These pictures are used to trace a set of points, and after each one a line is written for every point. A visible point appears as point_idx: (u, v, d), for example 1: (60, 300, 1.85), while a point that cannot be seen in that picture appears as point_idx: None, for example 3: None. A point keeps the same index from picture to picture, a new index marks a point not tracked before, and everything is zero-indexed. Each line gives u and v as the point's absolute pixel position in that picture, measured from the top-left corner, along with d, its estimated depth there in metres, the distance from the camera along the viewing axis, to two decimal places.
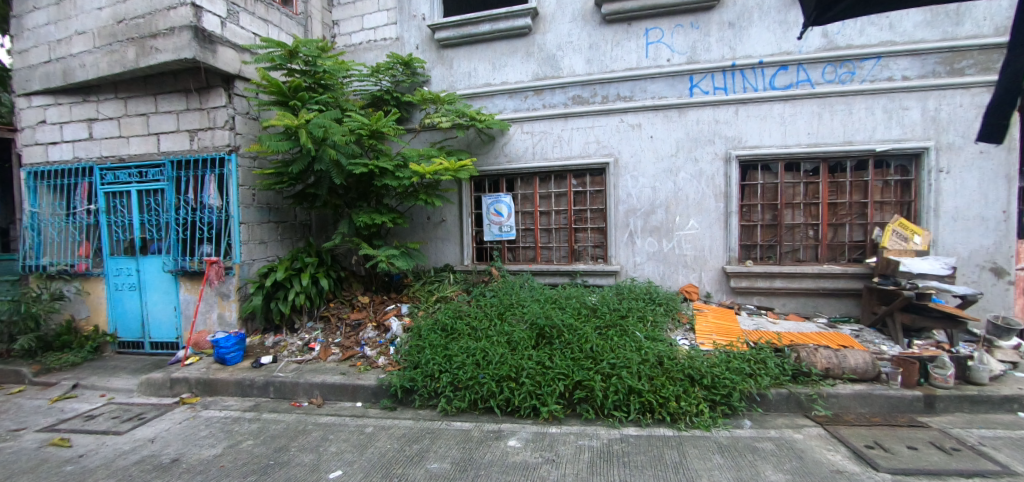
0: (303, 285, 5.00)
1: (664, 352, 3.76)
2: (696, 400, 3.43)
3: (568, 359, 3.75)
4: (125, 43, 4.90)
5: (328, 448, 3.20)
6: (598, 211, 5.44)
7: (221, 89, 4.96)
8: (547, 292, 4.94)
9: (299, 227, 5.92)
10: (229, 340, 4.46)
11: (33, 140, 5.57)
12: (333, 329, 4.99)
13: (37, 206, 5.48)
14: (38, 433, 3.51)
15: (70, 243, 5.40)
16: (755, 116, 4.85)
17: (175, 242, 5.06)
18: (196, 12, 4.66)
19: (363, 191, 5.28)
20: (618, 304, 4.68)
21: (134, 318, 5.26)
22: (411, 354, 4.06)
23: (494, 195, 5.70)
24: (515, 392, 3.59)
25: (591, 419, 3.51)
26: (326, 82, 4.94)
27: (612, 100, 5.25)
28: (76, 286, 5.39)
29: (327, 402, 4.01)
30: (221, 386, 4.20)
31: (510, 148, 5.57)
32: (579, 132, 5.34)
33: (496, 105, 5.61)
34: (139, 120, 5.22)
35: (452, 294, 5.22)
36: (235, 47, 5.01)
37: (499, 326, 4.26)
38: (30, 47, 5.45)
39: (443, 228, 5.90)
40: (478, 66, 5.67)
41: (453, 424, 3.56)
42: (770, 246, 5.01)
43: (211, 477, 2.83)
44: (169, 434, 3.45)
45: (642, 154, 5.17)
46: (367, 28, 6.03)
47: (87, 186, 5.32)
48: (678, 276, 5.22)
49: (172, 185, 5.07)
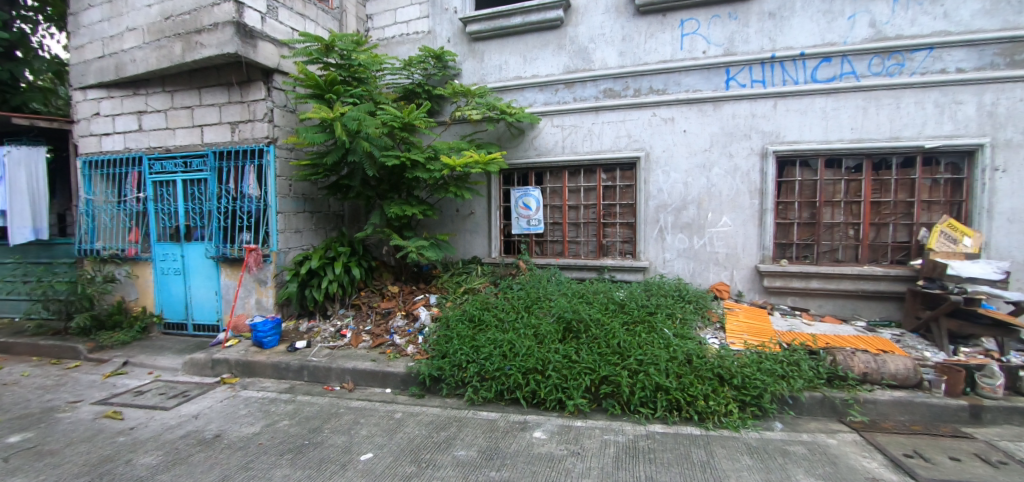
0: (336, 274, 5.15)
1: (693, 350, 3.70)
2: (724, 400, 3.37)
3: (595, 354, 3.74)
4: (172, 39, 5.12)
5: (359, 431, 3.30)
6: (628, 207, 5.38)
7: (261, 83, 5.12)
8: (574, 286, 4.92)
9: (332, 217, 6.08)
10: (266, 324, 4.65)
11: (88, 132, 5.89)
12: (364, 317, 5.13)
13: (92, 193, 5.81)
14: (93, 406, 3.74)
15: (121, 229, 5.70)
16: (795, 110, 4.68)
17: (217, 230, 5.28)
18: (238, 8, 4.82)
19: (394, 183, 5.36)
20: (646, 300, 4.63)
21: (178, 302, 5.52)
22: (439, 343, 4.12)
23: (523, 188, 5.70)
24: (541, 384, 3.61)
25: (617, 415, 3.50)
26: (360, 75, 5.03)
27: (644, 94, 5.17)
28: (126, 269, 5.69)
29: (358, 387, 4.13)
30: (258, 368, 4.38)
31: (540, 141, 5.56)
32: (610, 126, 5.28)
33: (527, 98, 5.61)
34: (185, 112, 5.44)
35: (480, 286, 5.27)
36: (274, 42, 5.16)
37: (526, 319, 4.28)
38: (85, 43, 5.75)
39: (472, 220, 5.95)
40: (510, 59, 5.67)
41: (479, 413, 3.61)
42: (807, 245, 4.84)
43: (251, 454, 2.96)
44: (211, 411, 3.62)
45: (674, 149, 5.08)
46: (400, 22, 6.11)
47: (137, 175, 5.61)
48: (708, 274, 5.12)
49: (214, 175, 5.28)
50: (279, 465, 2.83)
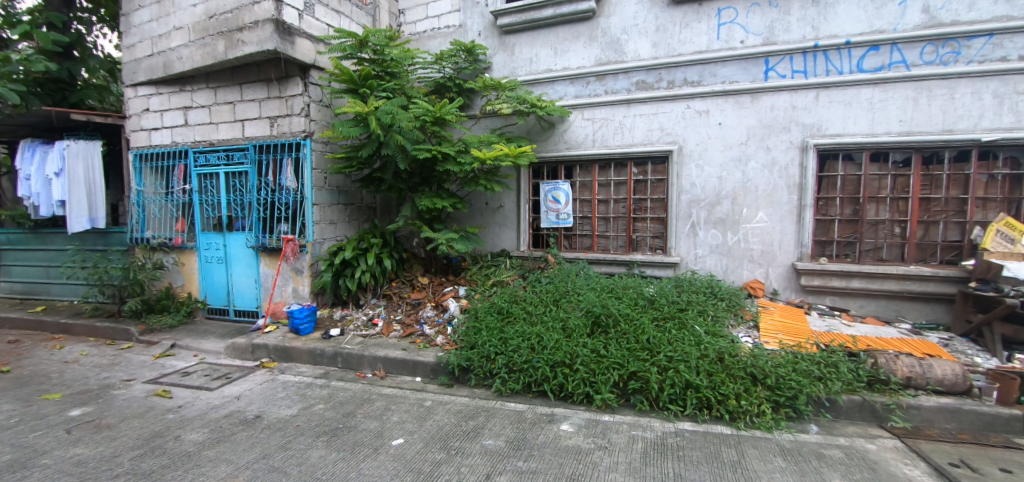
0: (369, 264, 5.29)
1: (725, 349, 3.62)
2: (757, 400, 3.29)
3: (624, 349, 3.71)
4: (216, 37, 5.32)
5: (390, 417, 3.39)
6: (659, 201, 5.29)
7: (298, 78, 5.27)
8: (603, 281, 4.89)
9: (365, 209, 6.22)
10: (302, 311, 4.82)
11: (138, 127, 6.20)
12: (395, 307, 5.25)
13: (142, 185, 6.13)
14: (145, 384, 3.97)
15: (168, 219, 6.00)
16: (839, 101, 4.49)
17: (256, 221, 5.49)
18: (277, 5, 4.97)
19: (425, 176, 5.44)
20: (677, 296, 4.55)
21: (221, 289, 5.77)
22: (468, 334, 4.18)
23: (553, 182, 5.69)
24: (569, 377, 3.61)
25: (645, 411, 3.47)
26: (393, 70, 5.11)
27: (678, 86, 5.06)
28: (173, 257, 5.99)
29: (389, 375, 4.23)
30: (295, 354, 4.55)
31: (570, 135, 5.52)
32: (642, 119, 5.19)
33: (557, 91, 5.58)
34: (227, 108, 5.66)
35: (509, 279, 5.30)
36: (311, 38, 5.30)
37: (555, 312, 4.28)
38: (136, 42, 6.05)
39: (501, 213, 5.98)
40: (541, 51, 5.64)
41: (507, 404, 3.65)
42: (848, 243, 4.65)
43: (289, 435, 3.09)
44: (251, 393, 3.79)
45: (709, 142, 4.95)
46: (432, 16, 6.17)
47: (183, 168, 5.88)
48: (742, 271, 4.99)
49: (254, 168, 5.48)
50: (315, 447, 2.94)
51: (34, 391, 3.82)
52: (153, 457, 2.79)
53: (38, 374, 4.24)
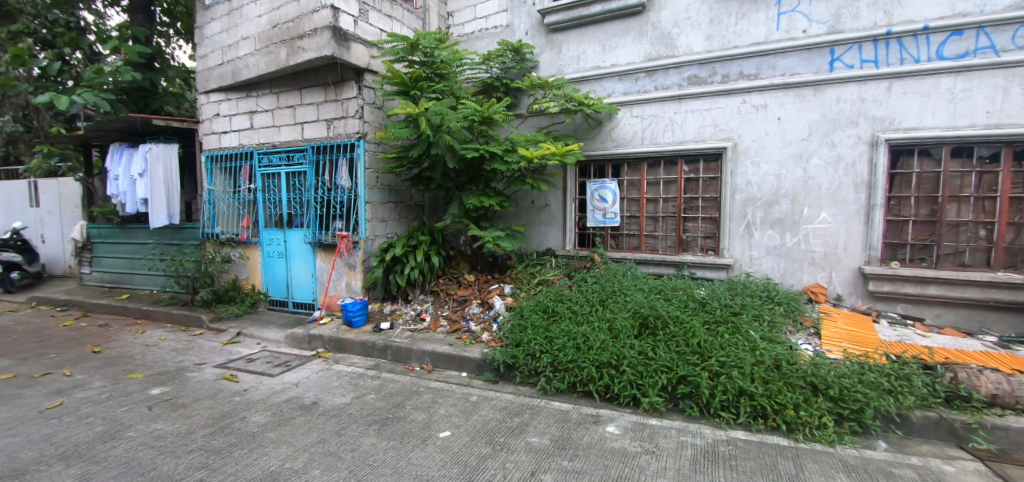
0: (417, 261, 5.44)
1: (782, 356, 3.43)
2: (817, 412, 3.09)
3: (673, 352, 3.60)
4: (278, 45, 5.65)
5: (437, 410, 3.47)
6: (711, 200, 5.10)
7: (353, 82, 5.49)
8: (651, 282, 4.78)
9: (414, 207, 6.40)
10: (355, 305, 5.03)
11: (210, 130, 6.68)
12: (442, 303, 5.38)
13: (213, 184, 6.60)
14: (214, 368, 4.28)
15: (235, 216, 6.43)
16: (915, 92, 4.15)
17: (314, 218, 5.77)
18: (334, 13, 5.22)
19: (473, 175, 5.52)
20: (730, 299, 4.37)
21: (281, 282, 6.11)
22: (513, 332, 4.20)
23: (599, 180, 5.62)
24: (616, 379, 3.54)
25: (695, 417, 3.35)
26: (442, 71, 5.23)
27: (733, 80, 4.85)
28: (239, 251, 6.40)
29: (436, 369, 4.33)
30: (348, 345, 4.75)
31: (618, 133, 5.43)
32: (694, 115, 5.03)
33: (605, 88, 5.51)
34: (288, 111, 5.98)
35: (554, 278, 5.29)
36: (365, 43, 5.52)
37: (601, 312, 4.22)
38: (208, 52, 6.53)
39: (547, 212, 5.97)
40: (589, 48, 5.59)
41: (552, 403, 3.63)
42: (924, 246, 4.28)
43: (343, 422, 3.23)
44: (308, 381, 3.99)
45: (766, 138, 4.72)
46: (479, 17, 6.26)
47: (248, 169, 6.28)
48: (801, 274, 4.72)
49: (312, 168, 5.77)
50: (367, 434, 3.05)
51: (121, 371, 4.21)
52: (222, 435, 3.00)
53: (124, 355, 4.67)
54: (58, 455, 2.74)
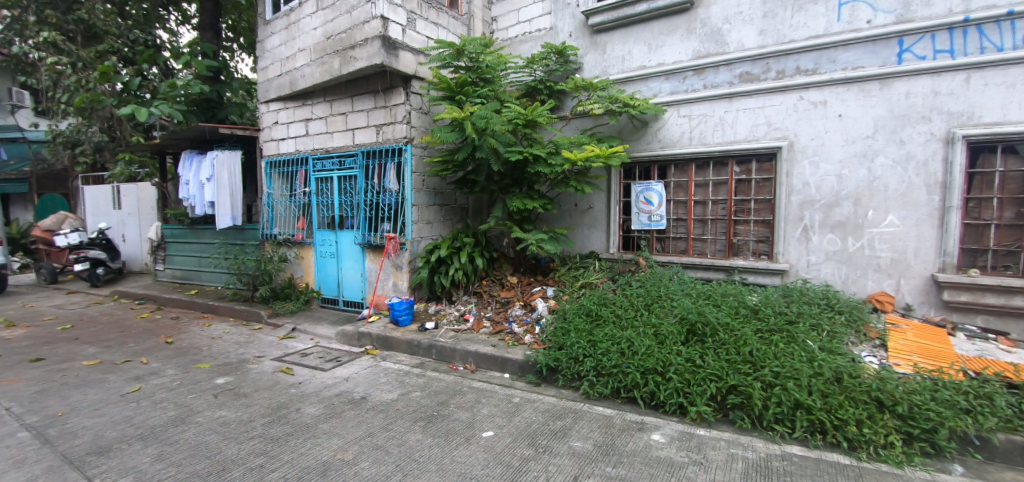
0: (462, 262, 5.55)
1: (843, 368, 3.22)
2: (883, 429, 2.86)
3: (723, 360, 3.46)
4: (332, 55, 5.93)
5: (480, 410, 3.51)
6: (765, 203, 4.88)
7: (401, 88, 5.66)
8: (700, 287, 4.62)
9: (459, 209, 6.52)
10: (402, 304, 5.17)
11: (269, 137, 7.08)
12: (485, 304, 5.46)
13: (272, 188, 6.99)
14: (272, 361, 4.52)
15: (292, 218, 6.78)
16: (998, 83, 3.80)
17: (364, 220, 6.00)
18: (384, 23, 5.42)
19: (516, 178, 5.56)
20: (785, 307, 4.15)
21: (333, 281, 6.38)
22: (557, 335, 4.18)
23: (645, 182, 5.53)
24: (661, 386, 3.45)
25: (747, 429, 3.19)
26: (487, 76, 5.30)
27: (789, 75, 4.63)
28: (295, 251, 6.74)
29: (479, 369, 4.38)
30: (395, 343, 4.89)
31: (665, 133, 5.30)
32: (746, 114, 4.83)
33: (651, 88, 5.40)
34: (340, 118, 6.25)
35: (597, 282, 5.23)
36: (412, 51, 5.69)
37: (646, 317, 4.12)
38: (269, 64, 6.95)
39: (591, 214, 5.92)
40: (634, 48, 5.50)
41: (595, 407, 3.58)
42: (1009, 253, 3.91)
43: (390, 417, 3.32)
44: (358, 376, 4.15)
45: (826, 136, 4.47)
46: (523, 21, 6.31)
47: (304, 173, 6.62)
48: (865, 282, 4.42)
49: (362, 172, 6.00)
50: (413, 431, 3.13)
51: (190, 360, 4.53)
52: (280, 424, 3.16)
53: (193, 346, 5.03)
54: (137, 436, 2.99)
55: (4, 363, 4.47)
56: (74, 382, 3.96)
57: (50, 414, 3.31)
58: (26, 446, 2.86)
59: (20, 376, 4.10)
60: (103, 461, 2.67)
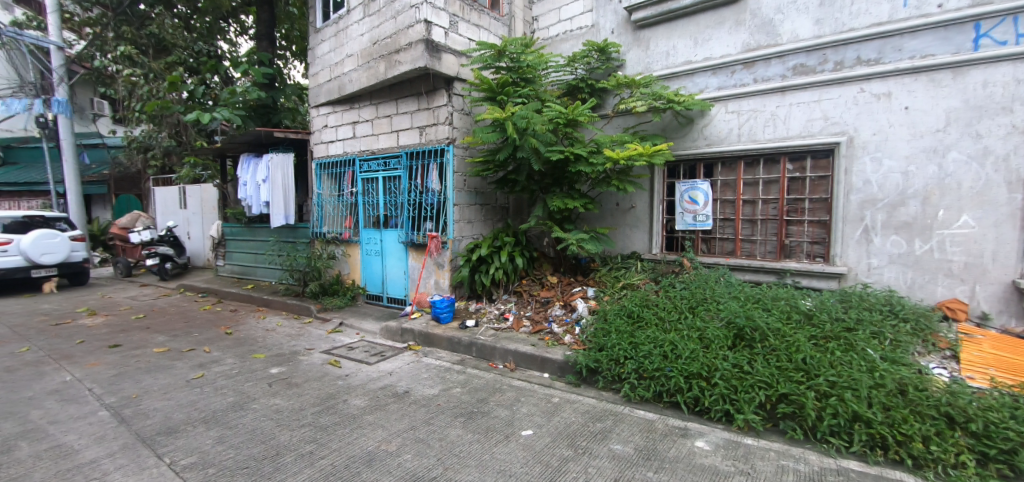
0: (502, 261, 5.59)
1: (908, 380, 3.00)
2: (954, 448, 2.63)
3: (773, 367, 3.30)
4: (378, 60, 6.13)
5: (520, 408, 3.52)
6: (820, 202, 4.63)
7: (444, 90, 5.77)
8: (748, 290, 4.43)
9: (499, 209, 6.57)
10: (443, 301, 5.27)
11: (319, 140, 7.40)
12: (525, 303, 5.49)
13: (321, 189, 7.31)
14: (321, 354, 4.73)
15: (340, 217, 7.06)
16: None
17: (407, 219, 6.16)
18: (427, 27, 5.55)
19: (557, 177, 5.55)
20: (842, 313, 3.91)
21: (378, 278, 6.59)
22: (597, 336, 4.13)
23: (690, 181, 5.37)
24: (706, 392, 3.33)
25: (799, 440, 3.02)
26: (528, 76, 5.32)
27: (849, 66, 4.36)
28: (342, 249, 7.02)
29: (519, 368, 4.39)
30: (436, 340, 4.99)
31: (711, 130, 5.13)
32: (801, 108, 4.59)
33: (697, 83, 5.23)
34: (385, 120, 6.44)
35: (640, 283, 5.13)
36: (455, 53, 5.79)
37: (691, 320, 3.99)
38: (319, 70, 7.28)
39: (633, 214, 5.82)
40: (679, 43, 5.35)
41: (636, 411, 3.51)
42: None
43: (432, 412, 3.40)
44: (401, 371, 4.26)
45: (890, 130, 4.18)
46: (564, 20, 6.28)
47: (351, 174, 6.88)
48: (934, 287, 4.10)
49: (406, 172, 6.17)
50: (454, 426, 3.19)
51: (247, 350, 4.81)
52: (328, 414, 3.30)
53: (249, 337, 5.33)
54: (200, 419, 3.20)
55: (87, 348, 4.91)
56: (146, 367, 4.29)
57: (126, 396, 3.61)
58: (105, 423, 3.14)
59: (100, 360, 4.49)
60: (171, 441, 2.89)
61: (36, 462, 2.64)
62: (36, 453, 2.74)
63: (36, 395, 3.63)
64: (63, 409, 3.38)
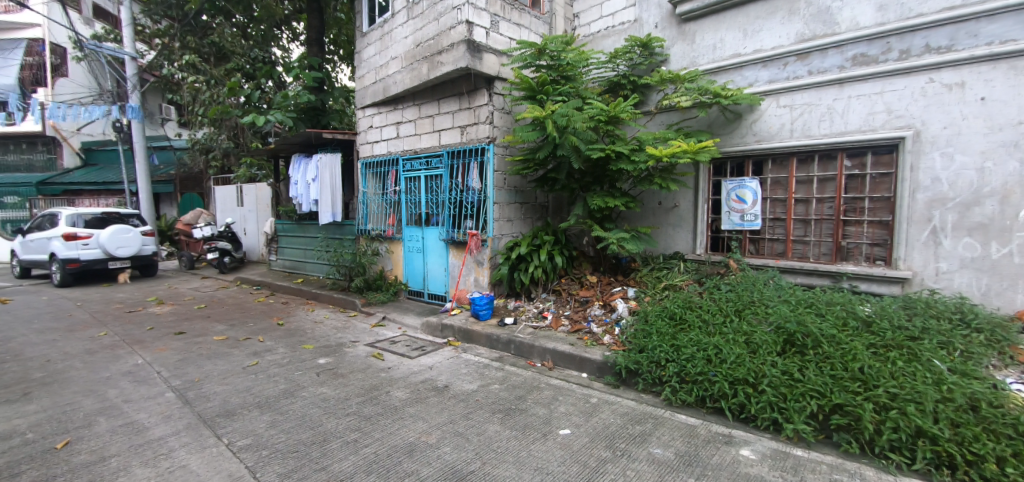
0: (542, 260, 5.60)
1: (981, 396, 2.76)
2: None
3: (826, 375, 3.12)
4: (421, 61, 6.28)
5: (558, 407, 3.51)
6: (882, 201, 4.35)
7: (485, 90, 5.83)
8: (800, 293, 4.22)
9: (539, 207, 6.57)
10: (482, 299, 5.33)
11: (365, 140, 7.65)
12: (564, 303, 5.47)
13: (367, 187, 7.56)
14: (365, 346, 4.90)
15: (383, 215, 7.28)
16: None
17: (448, 217, 6.28)
18: (469, 27, 5.62)
19: (598, 176, 5.50)
20: (906, 321, 3.65)
21: (419, 275, 6.74)
22: (637, 337, 4.05)
23: (737, 179, 5.18)
24: (753, 399, 3.20)
25: (854, 454, 2.85)
26: (569, 73, 5.29)
27: (916, 55, 4.06)
28: (386, 246, 7.24)
29: (557, 367, 4.38)
30: (475, 336, 5.06)
31: (761, 125, 4.91)
32: (861, 101, 4.31)
33: (746, 77, 5.02)
34: (427, 120, 6.57)
35: (682, 284, 5.00)
36: (496, 52, 5.84)
37: (737, 324, 3.84)
38: (366, 73, 7.53)
39: (676, 213, 5.67)
40: (727, 35, 5.16)
41: (678, 415, 3.42)
42: None
43: (471, 407, 3.45)
44: (441, 365, 4.35)
45: (963, 123, 3.86)
46: (606, 15, 6.20)
47: (395, 173, 7.07)
48: (1013, 295, 3.75)
49: (447, 171, 6.28)
50: (492, 421, 3.22)
51: (297, 341, 5.06)
52: (372, 404, 3.42)
53: (299, 329, 5.60)
54: (255, 404, 3.40)
55: (156, 334, 5.31)
56: (207, 354, 4.59)
57: (189, 379, 3.88)
58: (171, 404, 3.38)
59: (167, 346, 4.84)
60: (229, 423, 3.08)
61: (113, 436, 2.89)
62: (113, 429, 3.00)
63: (112, 376, 3.97)
64: (135, 389, 3.67)
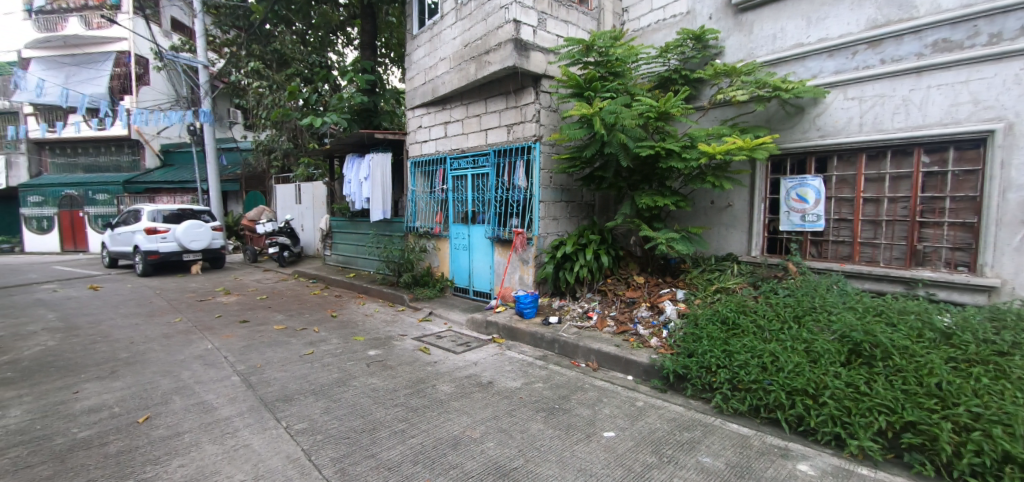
0: (587, 260, 5.53)
1: None
2: None
3: (898, 390, 2.88)
4: (469, 62, 6.37)
5: (602, 409, 3.45)
6: (966, 202, 3.96)
7: (531, 88, 5.82)
8: (868, 300, 3.92)
9: (585, 206, 6.49)
10: (527, 297, 5.34)
11: (414, 140, 7.86)
12: (610, 303, 5.38)
13: (416, 186, 7.77)
14: (413, 340, 5.03)
15: (431, 213, 7.46)
16: None
17: (494, 215, 6.34)
18: (516, 26, 5.63)
19: (646, 173, 5.36)
20: (993, 334, 3.29)
21: (465, 272, 6.85)
22: (686, 341, 3.92)
23: (797, 177, 4.90)
24: (813, 411, 3.01)
25: (928, 477, 2.61)
26: (617, 69, 5.20)
27: (1009, 38, 3.67)
28: (433, 243, 7.41)
29: (602, 368, 4.32)
30: (519, 334, 5.08)
31: (826, 120, 4.60)
32: (942, 91, 3.95)
33: (810, 68, 4.72)
34: (474, 119, 6.65)
35: (735, 287, 4.79)
36: (543, 51, 5.82)
37: (796, 331, 3.62)
38: (416, 74, 7.73)
39: (729, 213, 5.44)
40: (789, 24, 4.88)
41: (729, 424, 3.27)
42: None
43: (514, 404, 3.46)
44: (485, 361, 4.40)
45: None
46: (656, 9, 6.03)
47: (442, 172, 7.21)
48: None
49: (493, 169, 6.33)
50: (535, 420, 3.22)
51: (349, 332, 5.28)
52: (419, 396, 3.51)
53: (351, 321, 5.84)
54: (311, 390, 3.58)
55: (223, 322, 5.71)
56: (268, 342, 4.88)
57: (252, 365, 4.14)
58: (236, 387, 3.63)
59: (233, 333, 5.19)
60: (287, 407, 3.26)
61: (186, 414, 3.14)
62: (186, 407, 3.25)
63: (185, 359, 4.30)
64: (205, 372, 3.97)
